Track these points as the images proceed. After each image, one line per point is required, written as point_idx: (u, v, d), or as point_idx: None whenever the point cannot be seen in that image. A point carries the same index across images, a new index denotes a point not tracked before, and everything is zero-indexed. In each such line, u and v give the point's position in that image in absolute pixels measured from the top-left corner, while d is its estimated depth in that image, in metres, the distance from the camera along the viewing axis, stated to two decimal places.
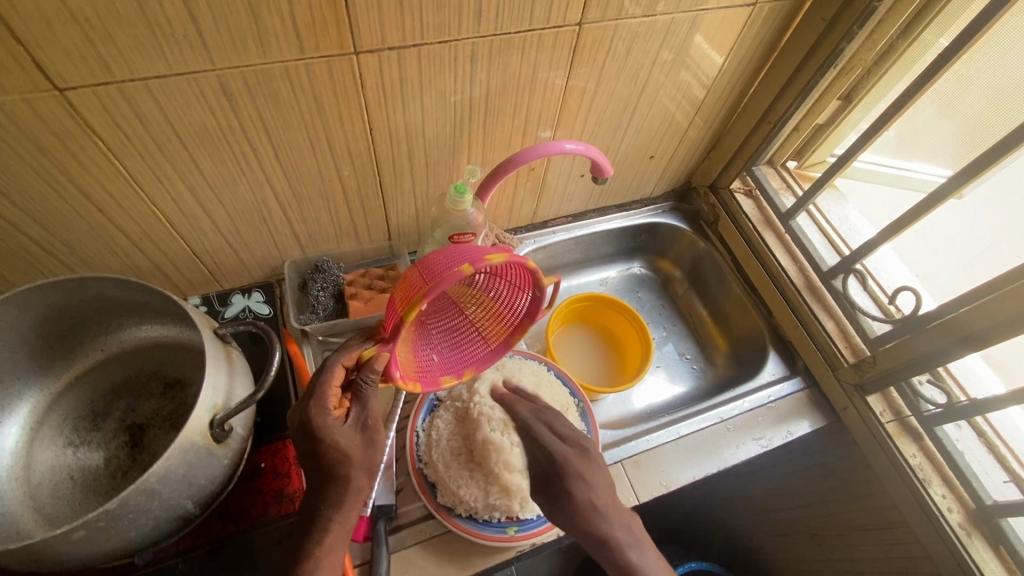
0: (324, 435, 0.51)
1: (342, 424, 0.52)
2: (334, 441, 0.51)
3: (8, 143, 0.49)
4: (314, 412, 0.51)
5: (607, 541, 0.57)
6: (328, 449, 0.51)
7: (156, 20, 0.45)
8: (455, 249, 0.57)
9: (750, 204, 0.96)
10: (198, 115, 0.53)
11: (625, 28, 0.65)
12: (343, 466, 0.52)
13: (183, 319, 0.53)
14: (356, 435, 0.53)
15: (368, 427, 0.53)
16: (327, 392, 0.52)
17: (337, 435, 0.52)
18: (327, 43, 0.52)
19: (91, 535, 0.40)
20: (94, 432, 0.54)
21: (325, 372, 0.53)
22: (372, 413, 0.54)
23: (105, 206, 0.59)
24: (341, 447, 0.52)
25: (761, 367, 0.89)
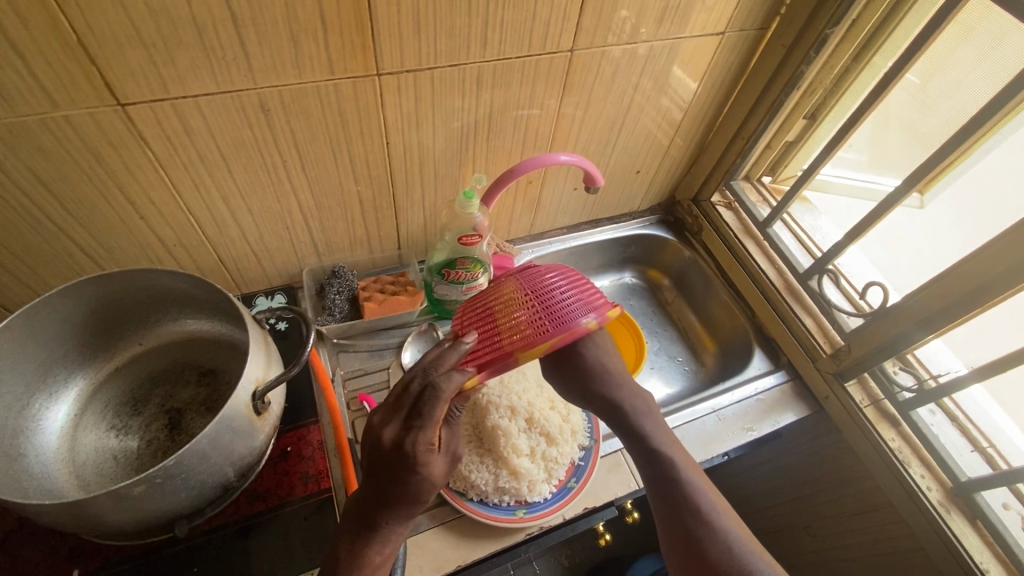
0: (422, 466, 0.52)
1: (437, 455, 0.54)
2: (431, 475, 0.53)
3: (72, 153, 0.55)
4: (421, 448, 0.51)
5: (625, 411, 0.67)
6: (424, 477, 0.52)
7: (210, 45, 0.52)
8: (556, 294, 0.63)
9: (730, 215, 1.04)
10: (238, 129, 0.60)
11: (610, 56, 0.74)
12: (428, 491, 0.53)
13: (224, 311, 0.58)
14: (445, 464, 0.55)
15: (455, 456, 0.56)
16: (433, 427, 0.52)
17: (433, 464, 0.53)
18: (354, 66, 0.59)
19: (148, 491, 0.44)
20: (134, 418, 0.58)
21: (436, 405, 0.52)
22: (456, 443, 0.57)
23: (146, 212, 0.64)
24: (434, 478, 0.53)
25: (747, 362, 0.95)
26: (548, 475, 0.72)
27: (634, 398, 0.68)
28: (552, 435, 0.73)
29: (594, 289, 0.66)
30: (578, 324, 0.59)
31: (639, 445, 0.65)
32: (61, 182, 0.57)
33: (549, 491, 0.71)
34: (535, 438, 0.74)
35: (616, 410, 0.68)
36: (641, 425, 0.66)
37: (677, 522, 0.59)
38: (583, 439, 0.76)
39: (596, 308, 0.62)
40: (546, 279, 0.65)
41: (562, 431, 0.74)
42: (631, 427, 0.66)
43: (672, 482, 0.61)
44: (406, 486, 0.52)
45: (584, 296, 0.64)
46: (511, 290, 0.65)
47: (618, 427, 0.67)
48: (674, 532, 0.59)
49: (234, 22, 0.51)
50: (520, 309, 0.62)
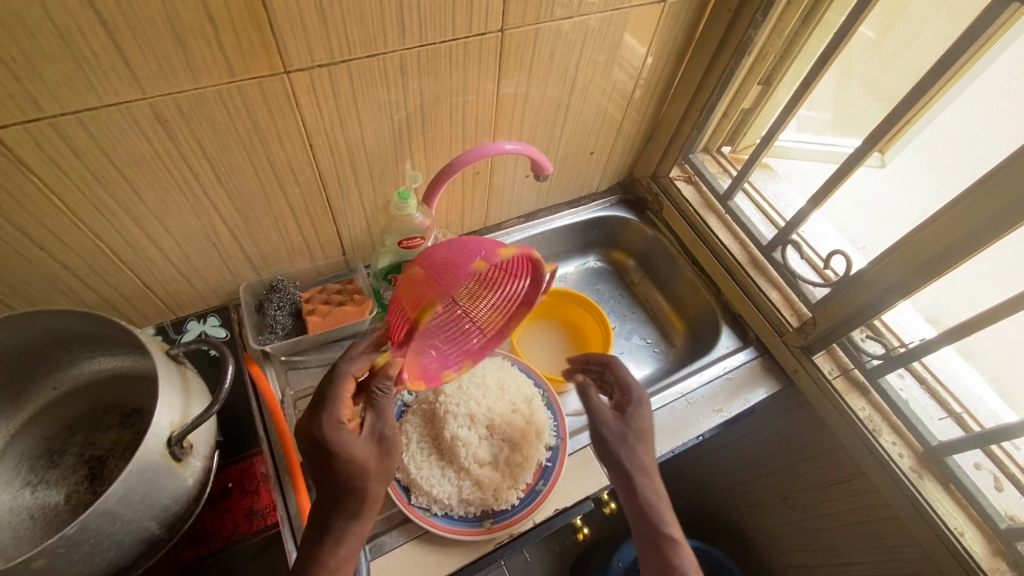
0: (336, 446, 0.53)
1: (360, 436, 0.56)
2: (349, 454, 0.54)
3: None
4: (328, 429, 0.53)
5: (627, 470, 0.64)
6: (346, 459, 0.53)
7: (82, 54, 0.46)
8: (448, 244, 0.58)
9: (690, 190, 1.01)
10: (135, 143, 0.54)
11: (545, 32, 0.69)
12: (356, 476, 0.54)
13: (135, 346, 0.53)
14: (370, 446, 0.56)
15: (384, 436, 0.57)
16: (339, 406, 0.55)
17: (351, 445, 0.54)
18: (256, 64, 0.54)
19: (53, 563, 0.40)
20: (52, 470, 0.54)
21: (337, 385, 0.56)
22: (387, 423, 0.58)
23: (49, 244, 0.58)
24: (356, 458, 0.54)
25: (716, 341, 0.93)
26: (514, 481, 0.68)
27: (641, 455, 0.65)
28: (514, 440, 0.70)
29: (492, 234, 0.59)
30: (461, 271, 0.53)
31: (649, 524, 0.62)
32: None
33: (517, 497, 0.68)
34: (498, 445, 0.70)
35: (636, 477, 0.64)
36: (658, 508, 0.63)
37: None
38: (549, 439, 0.72)
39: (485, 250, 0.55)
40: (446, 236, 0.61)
41: (527, 434, 0.70)
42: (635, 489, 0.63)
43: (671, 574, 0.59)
44: (331, 471, 0.53)
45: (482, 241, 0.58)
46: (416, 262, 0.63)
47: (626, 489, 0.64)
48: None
49: (105, 28, 0.45)
50: (422, 288, 0.55)
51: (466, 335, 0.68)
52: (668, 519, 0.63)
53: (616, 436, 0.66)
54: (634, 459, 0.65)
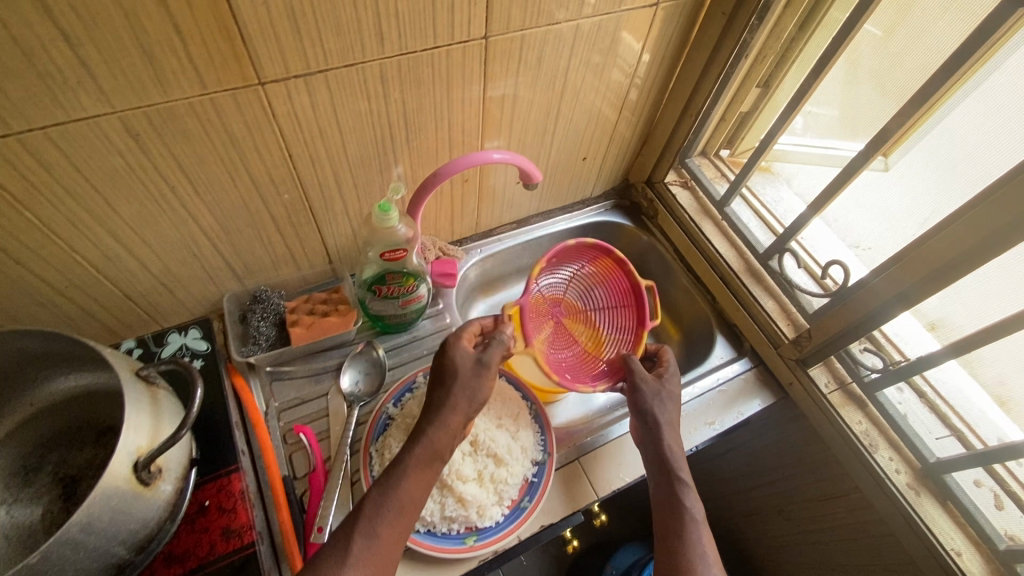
0: (449, 349, 0.63)
1: (468, 353, 0.63)
2: (451, 357, 0.62)
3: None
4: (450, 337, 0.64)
5: (657, 420, 0.67)
6: (446, 361, 0.62)
7: (46, 69, 0.45)
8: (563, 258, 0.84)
9: (685, 195, 0.99)
10: (107, 157, 0.53)
11: (532, 38, 0.67)
12: (449, 379, 0.60)
13: (103, 362, 0.51)
14: (469, 360, 0.62)
15: (483, 363, 0.62)
16: (464, 329, 0.65)
17: (458, 351, 0.62)
18: (229, 76, 0.52)
19: None
20: (26, 488, 0.53)
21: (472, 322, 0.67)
22: (492, 354, 0.62)
23: (25, 259, 0.57)
24: (455, 360, 0.61)
25: (710, 351, 0.91)
26: (499, 497, 0.68)
27: (670, 412, 0.69)
28: (499, 456, 0.69)
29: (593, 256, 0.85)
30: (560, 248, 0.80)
31: (663, 471, 0.65)
32: None
33: (500, 514, 0.67)
34: (481, 461, 0.69)
35: (655, 425, 0.67)
36: (675, 458, 0.65)
37: (670, 524, 0.60)
38: (535, 454, 0.71)
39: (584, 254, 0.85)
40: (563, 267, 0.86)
41: (511, 450, 0.70)
42: (658, 436, 0.67)
43: (678, 515, 0.61)
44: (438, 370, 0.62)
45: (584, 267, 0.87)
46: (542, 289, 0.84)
47: (649, 436, 0.67)
48: (665, 533, 0.60)
49: (68, 42, 0.44)
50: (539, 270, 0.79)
51: (592, 372, 0.79)
52: (683, 468, 0.65)
53: (652, 391, 0.70)
54: (666, 416, 0.68)
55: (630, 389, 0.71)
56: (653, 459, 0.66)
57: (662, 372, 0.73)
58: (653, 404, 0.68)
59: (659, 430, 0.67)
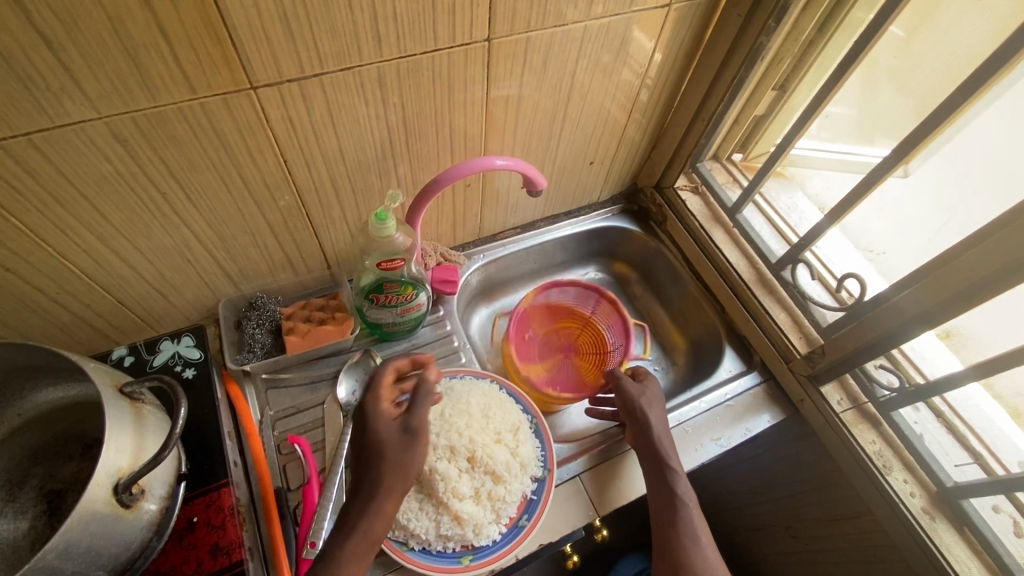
0: (371, 422, 0.59)
1: (394, 423, 0.60)
2: (377, 431, 0.58)
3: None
4: (370, 403, 0.61)
5: (647, 420, 0.71)
6: (369, 437, 0.58)
7: (26, 74, 0.43)
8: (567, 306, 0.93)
9: (696, 201, 0.96)
10: (94, 163, 0.51)
11: (537, 40, 0.64)
12: (378, 457, 0.57)
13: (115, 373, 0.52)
14: (398, 431, 0.59)
15: (411, 431, 0.59)
16: (379, 390, 0.62)
17: (382, 422, 0.59)
18: (219, 80, 0.50)
19: None
20: (10, 503, 0.52)
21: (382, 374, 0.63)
22: (418, 421, 0.59)
23: (12, 266, 0.56)
24: (380, 435, 0.58)
25: (718, 364, 0.88)
26: (496, 515, 0.66)
27: (658, 411, 0.73)
28: (497, 473, 0.66)
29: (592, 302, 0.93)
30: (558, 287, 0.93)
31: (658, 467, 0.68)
32: None
33: (498, 533, 0.65)
34: (479, 477, 0.67)
35: (646, 423, 0.71)
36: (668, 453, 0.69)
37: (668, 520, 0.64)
38: (535, 471, 0.69)
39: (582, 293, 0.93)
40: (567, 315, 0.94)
41: (509, 466, 0.67)
42: (650, 434, 0.70)
43: (674, 510, 0.65)
44: (362, 444, 0.59)
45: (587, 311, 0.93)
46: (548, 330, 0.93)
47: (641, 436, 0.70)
48: (664, 528, 0.64)
49: (48, 45, 0.42)
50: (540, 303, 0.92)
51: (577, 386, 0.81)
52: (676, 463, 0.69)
53: (639, 394, 0.74)
54: (656, 415, 0.72)
55: (619, 393, 0.75)
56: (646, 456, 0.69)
57: (643, 381, 0.77)
58: (643, 404, 0.72)
59: (652, 429, 0.70)
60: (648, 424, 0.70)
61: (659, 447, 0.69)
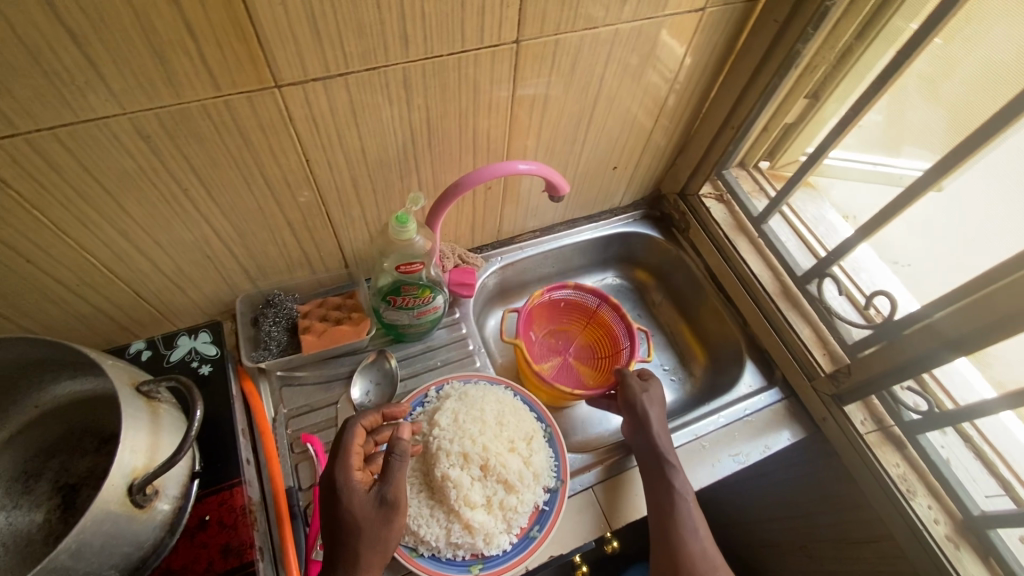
0: (344, 495, 0.55)
1: (366, 493, 0.56)
2: (351, 506, 0.54)
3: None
4: (340, 471, 0.56)
5: (646, 416, 0.71)
6: (343, 513, 0.54)
7: (53, 69, 0.43)
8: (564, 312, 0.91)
9: (720, 209, 0.94)
10: (118, 159, 0.51)
11: (566, 43, 0.62)
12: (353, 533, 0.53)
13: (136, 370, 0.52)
14: (373, 504, 0.55)
15: (387, 503, 0.55)
16: (351, 455, 0.57)
17: (356, 496, 0.55)
18: (244, 79, 0.49)
19: None
20: (26, 495, 0.52)
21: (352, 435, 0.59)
22: (394, 490, 0.56)
23: (35, 258, 0.56)
24: (355, 509, 0.54)
25: (738, 378, 0.86)
26: (508, 525, 0.65)
27: (658, 408, 0.72)
28: (510, 483, 0.65)
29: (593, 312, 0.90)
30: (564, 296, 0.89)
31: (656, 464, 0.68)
32: None
33: (508, 543, 0.64)
34: (491, 486, 0.66)
35: (646, 420, 0.70)
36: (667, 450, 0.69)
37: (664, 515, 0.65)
38: (548, 481, 0.68)
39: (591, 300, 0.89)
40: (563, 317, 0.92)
41: (523, 476, 0.66)
42: (648, 430, 0.70)
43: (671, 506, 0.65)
44: (334, 519, 0.54)
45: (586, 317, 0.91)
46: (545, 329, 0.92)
47: (637, 431, 0.70)
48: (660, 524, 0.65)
49: (75, 41, 0.42)
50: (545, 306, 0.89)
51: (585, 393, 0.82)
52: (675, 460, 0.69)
53: (638, 390, 0.73)
54: (656, 412, 0.72)
55: (620, 389, 0.74)
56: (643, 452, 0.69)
57: (644, 378, 0.76)
58: (643, 401, 0.71)
59: (651, 425, 0.70)
60: (646, 420, 0.70)
61: (656, 444, 0.69)
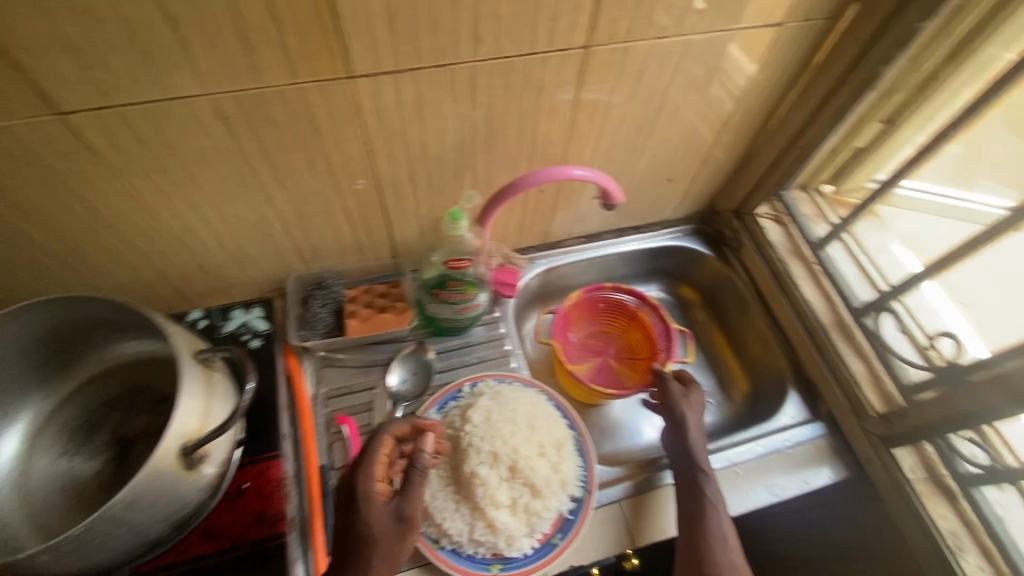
0: (365, 506, 0.56)
1: (385, 507, 0.58)
2: (370, 519, 0.56)
3: (22, 168, 0.51)
4: (365, 479, 0.57)
5: (682, 421, 0.70)
6: (360, 524, 0.55)
7: (148, 48, 0.45)
8: (598, 311, 0.91)
9: (777, 231, 0.90)
10: (197, 136, 0.54)
11: (635, 51, 0.62)
12: (367, 544, 0.55)
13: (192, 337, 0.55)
14: (390, 518, 0.57)
15: (404, 520, 0.58)
16: (376, 464, 0.58)
17: (375, 509, 0.57)
18: (320, 68, 0.51)
19: (59, 557, 0.41)
20: (87, 444, 0.56)
21: (381, 445, 0.60)
22: (412, 507, 0.58)
23: (114, 222, 0.60)
24: (373, 521, 0.56)
25: (780, 407, 0.83)
26: (531, 529, 0.65)
27: (697, 415, 0.72)
28: (536, 487, 0.65)
29: (627, 308, 0.90)
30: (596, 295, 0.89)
31: (689, 471, 0.67)
32: (10, 196, 0.53)
33: (529, 547, 0.64)
34: (517, 488, 0.66)
35: (682, 424, 0.70)
36: (702, 458, 0.68)
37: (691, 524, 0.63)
38: (574, 490, 0.67)
39: (624, 296, 0.89)
40: (598, 317, 0.91)
41: (549, 482, 0.66)
42: (684, 435, 0.69)
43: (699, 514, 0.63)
44: (349, 527, 0.56)
45: (621, 316, 0.90)
46: (580, 331, 0.91)
47: (674, 436, 0.70)
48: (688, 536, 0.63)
49: (171, 23, 0.44)
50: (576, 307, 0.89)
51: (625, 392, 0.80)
52: (710, 470, 0.68)
53: (678, 395, 0.73)
54: (695, 419, 0.71)
55: (659, 391, 0.74)
56: (678, 457, 0.69)
57: (683, 379, 0.76)
58: (682, 406, 0.71)
59: (688, 431, 0.69)
60: (683, 424, 0.70)
61: (692, 449, 0.68)
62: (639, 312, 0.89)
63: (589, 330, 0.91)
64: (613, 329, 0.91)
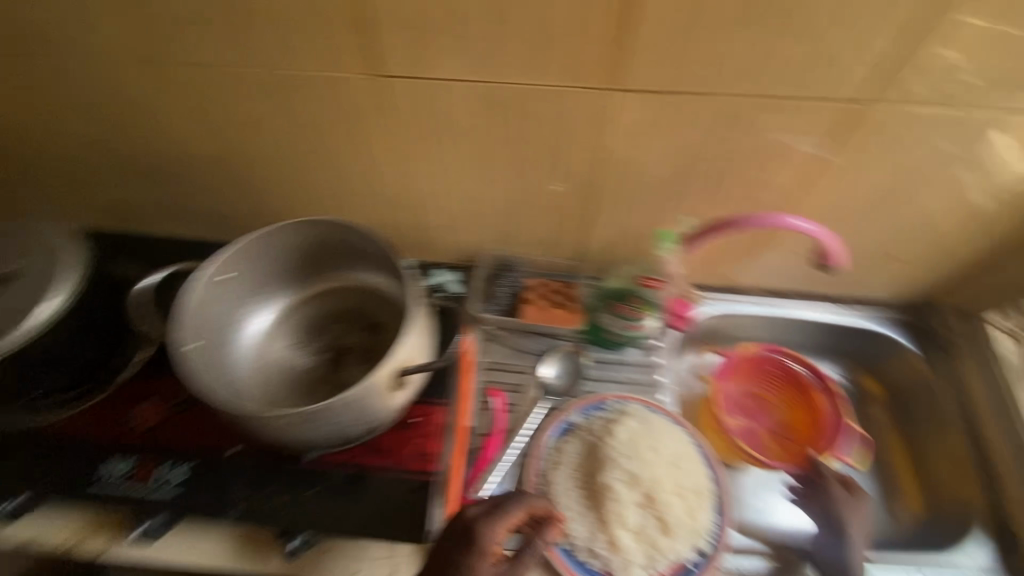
0: (480, 557, 0.53)
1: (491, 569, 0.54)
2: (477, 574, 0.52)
3: (340, 103, 0.63)
4: (492, 534, 0.54)
5: (840, 527, 0.68)
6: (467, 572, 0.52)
7: (470, 37, 0.55)
8: (768, 373, 0.86)
9: (1009, 344, 0.82)
10: (469, 115, 0.63)
11: (900, 115, 0.60)
12: None
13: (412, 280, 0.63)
14: None
15: None
16: (507, 527, 0.56)
17: (486, 566, 0.53)
18: (594, 76, 0.58)
19: (301, 422, 0.52)
20: (309, 343, 0.67)
21: (518, 511, 0.58)
22: None
23: (376, 171, 0.71)
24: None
25: (961, 546, 0.71)
26: (648, 562, 0.63)
27: (858, 525, 0.68)
28: (666, 522, 0.64)
29: (803, 381, 0.83)
30: (771, 357, 0.85)
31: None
32: (319, 129, 0.67)
33: None
34: (646, 516, 0.65)
35: (840, 530, 0.68)
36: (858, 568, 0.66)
37: None
38: (703, 542, 0.64)
39: (802, 369, 0.84)
40: (767, 379, 0.86)
41: (681, 522, 0.65)
42: (840, 541, 0.68)
43: None
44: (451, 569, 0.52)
45: (794, 388, 0.84)
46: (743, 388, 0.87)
47: (827, 537, 0.69)
48: None
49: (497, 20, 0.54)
50: (746, 362, 0.86)
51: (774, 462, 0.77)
52: None
53: (839, 497, 0.70)
54: (856, 530, 0.68)
55: (817, 486, 0.72)
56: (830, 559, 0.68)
57: (846, 482, 0.71)
58: (842, 511, 0.69)
59: (847, 543, 0.67)
60: (841, 531, 0.68)
61: (848, 558, 0.66)
62: (816, 390, 0.82)
63: (749, 388, 0.87)
64: (779, 398, 0.85)
